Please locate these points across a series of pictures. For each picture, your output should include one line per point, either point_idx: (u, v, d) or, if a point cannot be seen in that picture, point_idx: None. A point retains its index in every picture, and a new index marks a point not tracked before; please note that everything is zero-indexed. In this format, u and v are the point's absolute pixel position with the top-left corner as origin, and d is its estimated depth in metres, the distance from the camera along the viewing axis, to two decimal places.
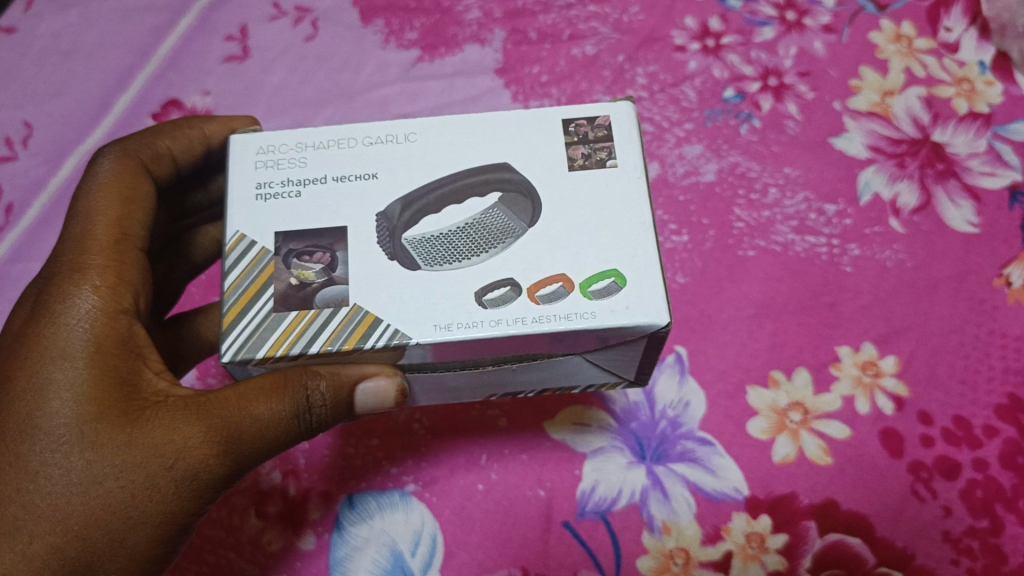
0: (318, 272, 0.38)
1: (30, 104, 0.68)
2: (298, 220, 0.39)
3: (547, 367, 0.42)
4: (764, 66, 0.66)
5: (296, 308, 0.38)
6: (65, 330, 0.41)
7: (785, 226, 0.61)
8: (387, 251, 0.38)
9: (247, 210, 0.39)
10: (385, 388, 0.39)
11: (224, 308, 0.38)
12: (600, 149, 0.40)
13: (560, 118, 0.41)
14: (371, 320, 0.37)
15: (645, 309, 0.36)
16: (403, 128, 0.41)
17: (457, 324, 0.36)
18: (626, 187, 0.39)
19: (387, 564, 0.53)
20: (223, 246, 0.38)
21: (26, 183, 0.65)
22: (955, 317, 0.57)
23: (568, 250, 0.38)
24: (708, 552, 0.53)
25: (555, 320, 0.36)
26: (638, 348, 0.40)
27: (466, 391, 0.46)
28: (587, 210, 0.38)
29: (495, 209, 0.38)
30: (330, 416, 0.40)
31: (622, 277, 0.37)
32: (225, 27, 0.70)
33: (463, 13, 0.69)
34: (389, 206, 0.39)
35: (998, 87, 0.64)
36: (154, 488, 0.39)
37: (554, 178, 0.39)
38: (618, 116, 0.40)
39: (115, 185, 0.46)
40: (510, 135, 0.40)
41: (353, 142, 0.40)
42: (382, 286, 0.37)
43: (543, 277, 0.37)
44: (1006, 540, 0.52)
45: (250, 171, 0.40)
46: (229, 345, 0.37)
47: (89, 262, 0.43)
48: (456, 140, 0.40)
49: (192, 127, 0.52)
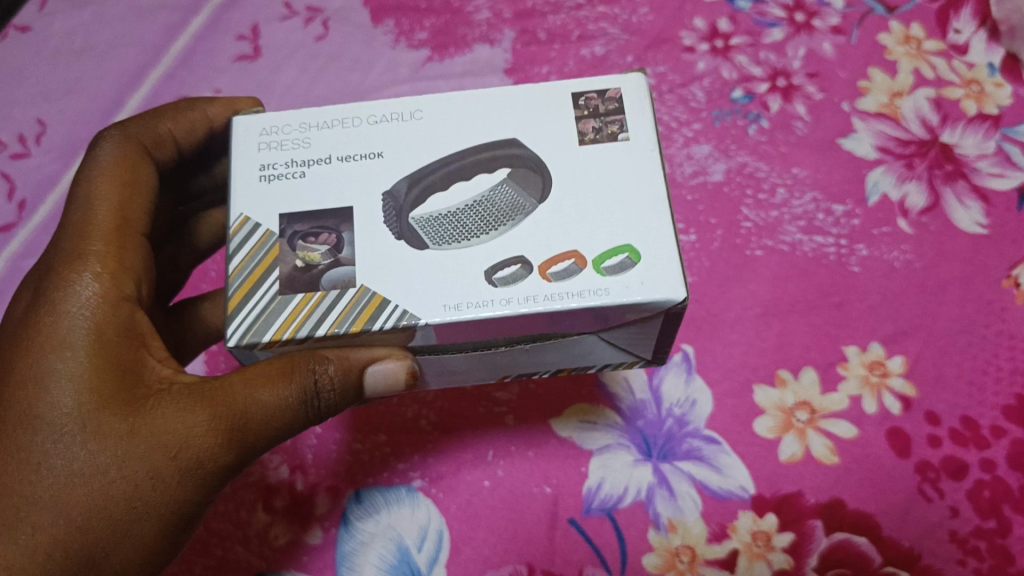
0: (324, 254, 0.38)
1: (44, 102, 0.69)
2: (303, 202, 0.39)
3: (560, 347, 0.42)
4: (773, 67, 0.66)
5: (303, 291, 0.38)
6: (66, 318, 0.41)
7: (793, 226, 0.61)
8: (394, 231, 0.38)
9: (251, 192, 0.39)
10: (394, 371, 0.40)
11: (230, 293, 0.38)
12: (612, 122, 0.40)
13: (570, 91, 0.41)
14: (379, 300, 0.37)
15: (659, 286, 0.37)
16: (409, 105, 0.41)
17: (466, 304, 0.37)
18: (637, 160, 0.39)
19: (394, 560, 0.53)
20: (228, 229, 0.39)
21: (39, 179, 0.66)
22: (963, 318, 0.57)
23: (578, 227, 0.38)
24: (713, 550, 0.53)
25: (567, 297, 0.37)
26: (653, 325, 0.40)
27: (475, 373, 0.46)
28: (597, 185, 0.39)
29: (504, 186, 0.39)
30: (337, 401, 0.41)
31: (636, 253, 0.37)
32: (236, 26, 0.70)
33: (473, 14, 0.70)
34: (396, 184, 0.39)
35: (1008, 88, 0.64)
36: (158, 478, 0.40)
37: (563, 154, 0.39)
38: (630, 88, 0.41)
39: (116, 169, 0.47)
40: (518, 110, 0.40)
41: (358, 121, 0.41)
42: (389, 266, 0.38)
43: (553, 256, 0.37)
44: (1014, 541, 0.52)
45: (253, 152, 0.40)
46: (235, 329, 0.37)
47: (89, 248, 0.43)
48: (464, 116, 0.41)
49: (195, 110, 0.51)
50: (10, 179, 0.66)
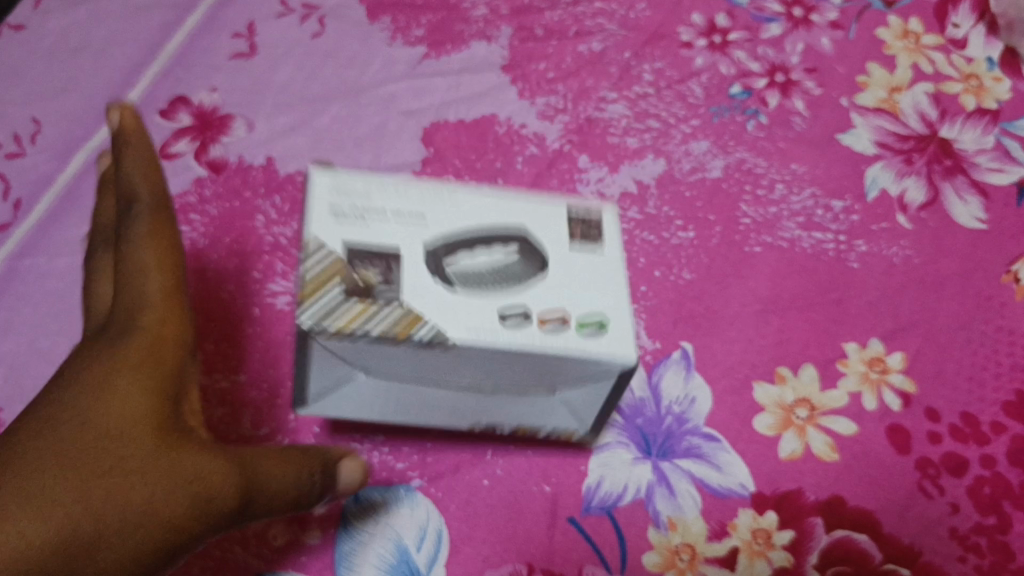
0: (380, 275, 0.40)
1: (39, 101, 0.68)
2: (365, 238, 0.40)
3: (537, 396, 0.45)
4: (771, 62, 0.66)
5: (360, 300, 0.39)
6: (134, 308, 0.45)
7: (791, 222, 0.60)
8: (432, 272, 0.40)
9: (327, 226, 0.40)
10: (353, 467, 0.46)
11: (301, 289, 0.39)
12: (592, 226, 0.44)
13: (564, 204, 0.44)
14: (417, 316, 0.39)
15: (618, 346, 0.40)
16: (444, 186, 0.44)
17: (480, 337, 0.39)
18: (608, 265, 0.42)
19: (392, 559, 0.52)
20: (302, 245, 0.39)
21: (36, 179, 0.65)
22: (962, 313, 0.57)
23: (571, 287, 0.41)
24: (713, 548, 0.52)
25: (550, 347, 0.39)
26: (605, 387, 0.43)
27: (445, 416, 0.48)
28: (579, 271, 0.42)
29: (513, 255, 0.42)
30: (314, 496, 0.44)
31: (607, 322, 0.41)
32: (233, 24, 0.70)
33: (470, 11, 0.70)
34: (431, 240, 0.41)
35: (1006, 83, 0.64)
36: (169, 505, 0.37)
37: (560, 248, 0.42)
38: (608, 214, 0.45)
39: (158, 203, 0.53)
40: (523, 209, 0.43)
41: (403, 196, 0.42)
42: (426, 291, 0.39)
43: (548, 309, 0.40)
44: (1014, 537, 0.52)
45: (326, 198, 0.41)
46: (307, 313, 0.38)
47: (153, 262, 0.48)
48: (483, 212, 0.43)
49: (124, 113, 0.58)
50: (6, 179, 0.65)
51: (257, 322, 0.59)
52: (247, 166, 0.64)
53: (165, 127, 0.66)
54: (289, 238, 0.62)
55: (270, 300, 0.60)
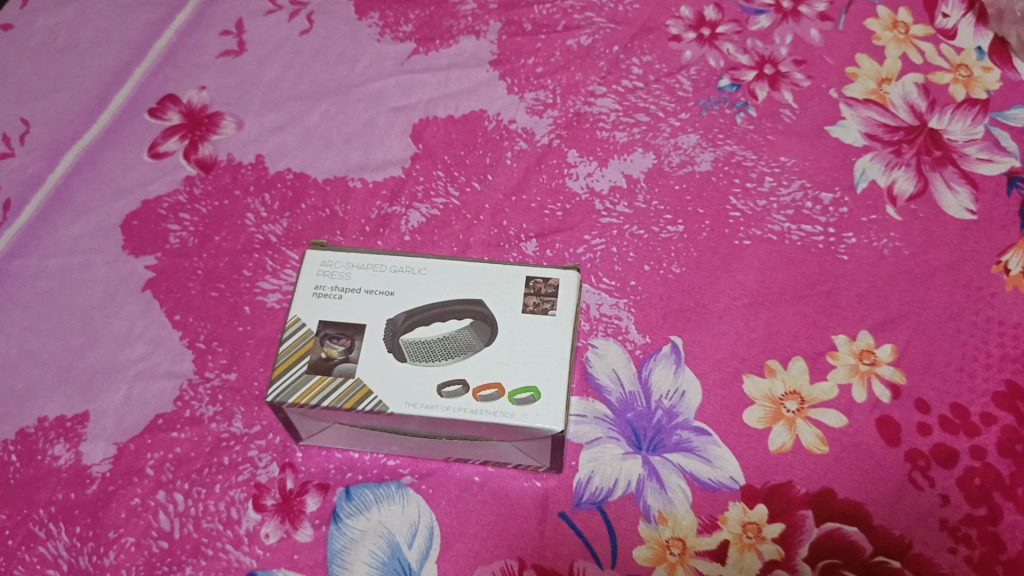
0: (341, 351, 0.49)
1: (27, 101, 0.67)
2: (338, 313, 0.50)
3: (484, 447, 0.52)
4: (761, 55, 0.66)
5: (320, 373, 0.49)
6: None
7: (781, 215, 0.60)
8: (389, 344, 0.49)
9: (305, 302, 0.51)
10: None
11: (278, 363, 0.50)
12: (547, 300, 0.51)
13: (524, 274, 0.51)
14: (367, 389, 0.48)
15: (547, 418, 0.47)
16: (419, 263, 0.52)
17: (420, 404, 0.48)
18: (558, 331, 0.49)
19: (384, 556, 0.52)
20: (283, 324, 0.50)
21: (25, 179, 0.64)
22: (953, 304, 0.57)
23: (503, 364, 0.48)
24: (704, 541, 0.52)
25: (483, 413, 0.47)
26: (546, 443, 0.50)
27: (421, 449, 0.54)
28: (527, 344, 0.49)
29: (465, 330, 0.50)
30: None
31: (540, 392, 0.48)
32: (221, 22, 0.70)
33: (458, 6, 0.69)
34: (396, 315, 0.50)
35: (996, 72, 0.64)
36: None
37: (509, 317, 0.50)
38: (567, 281, 0.51)
39: None
40: (488, 281, 0.51)
41: (383, 268, 0.52)
42: (381, 369, 0.49)
43: (483, 382, 0.48)
44: (1005, 528, 0.51)
45: (312, 276, 0.51)
46: (274, 392, 0.49)
47: None
48: (451, 283, 0.51)
49: None
50: None
51: (248, 320, 0.59)
52: (236, 165, 0.64)
53: (155, 126, 0.66)
54: (278, 236, 0.62)
55: (260, 298, 0.60)
